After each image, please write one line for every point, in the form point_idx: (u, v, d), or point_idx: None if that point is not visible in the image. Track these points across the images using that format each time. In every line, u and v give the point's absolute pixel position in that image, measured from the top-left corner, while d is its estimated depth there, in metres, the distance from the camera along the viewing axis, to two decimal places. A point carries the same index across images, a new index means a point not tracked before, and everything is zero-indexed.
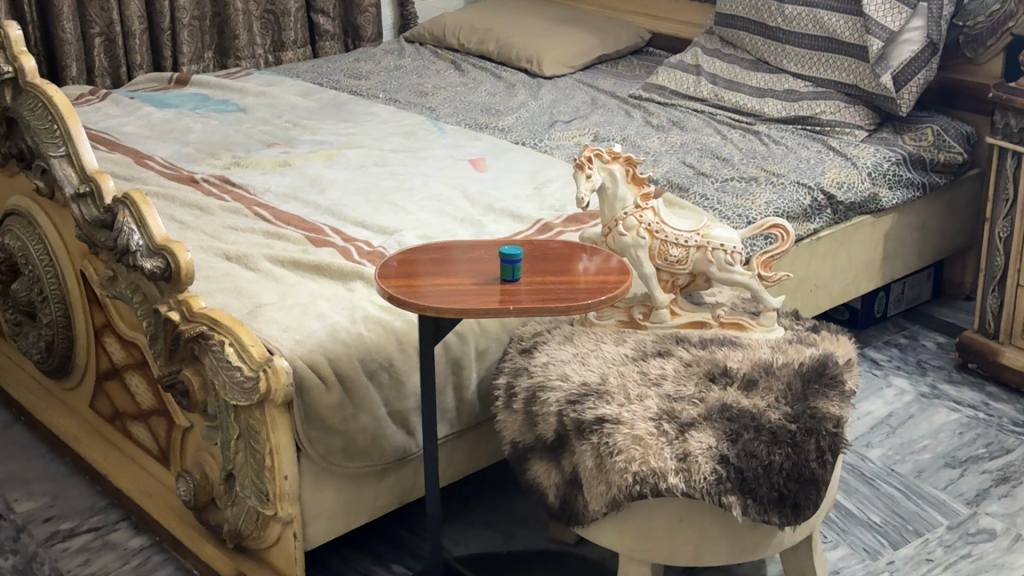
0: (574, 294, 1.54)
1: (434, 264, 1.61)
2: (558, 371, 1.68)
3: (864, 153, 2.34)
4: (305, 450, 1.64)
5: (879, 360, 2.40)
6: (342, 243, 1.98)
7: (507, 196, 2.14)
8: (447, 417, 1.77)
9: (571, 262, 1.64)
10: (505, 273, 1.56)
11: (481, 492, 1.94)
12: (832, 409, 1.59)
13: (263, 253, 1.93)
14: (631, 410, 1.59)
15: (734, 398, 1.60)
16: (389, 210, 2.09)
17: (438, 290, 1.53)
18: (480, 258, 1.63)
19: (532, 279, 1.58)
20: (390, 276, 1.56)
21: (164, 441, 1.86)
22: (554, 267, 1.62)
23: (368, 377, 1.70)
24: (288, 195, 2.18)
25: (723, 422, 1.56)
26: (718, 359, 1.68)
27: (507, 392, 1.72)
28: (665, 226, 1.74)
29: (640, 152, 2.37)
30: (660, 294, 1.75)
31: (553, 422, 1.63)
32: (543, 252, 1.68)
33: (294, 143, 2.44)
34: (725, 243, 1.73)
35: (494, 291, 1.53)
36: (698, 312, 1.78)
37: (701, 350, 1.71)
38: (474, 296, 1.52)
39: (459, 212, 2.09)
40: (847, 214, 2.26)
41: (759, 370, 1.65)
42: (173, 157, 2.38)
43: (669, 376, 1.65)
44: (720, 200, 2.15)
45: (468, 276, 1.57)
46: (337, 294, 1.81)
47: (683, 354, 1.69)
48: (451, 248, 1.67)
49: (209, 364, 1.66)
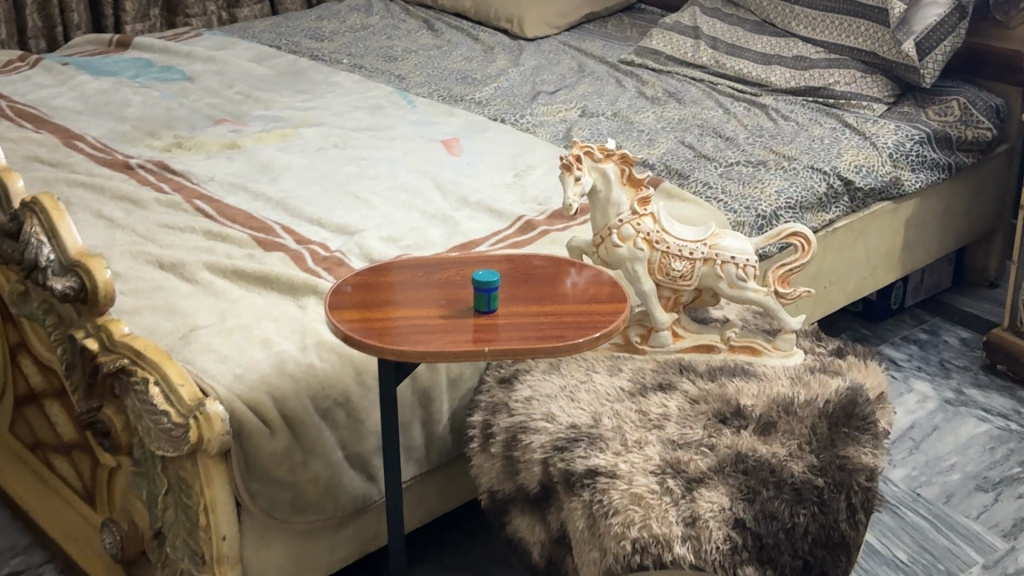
0: (563, 326, 1.29)
1: (395, 288, 1.36)
2: (543, 410, 1.44)
3: (884, 130, 2.08)
4: (246, 505, 1.40)
5: (897, 359, 2.16)
6: (294, 245, 1.73)
7: (484, 186, 1.89)
8: (414, 457, 1.53)
9: (559, 280, 1.39)
10: (479, 302, 1.31)
11: (454, 525, 1.70)
12: (865, 458, 1.36)
13: (203, 261, 1.68)
14: (630, 462, 1.35)
15: (749, 444, 1.37)
16: (350, 203, 1.84)
17: (398, 325, 1.28)
18: (450, 280, 1.38)
19: (513, 307, 1.33)
20: (342, 306, 1.31)
21: (89, 479, 1.62)
22: (540, 288, 1.37)
23: (321, 416, 1.46)
24: (235, 184, 1.92)
25: (737, 477, 1.32)
26: (729, 394, 1.44)
27: (482, 432, 1.47)
28: (666, 236, 1.49)
29: (633, 129, 2.12)
30: (661, 315, 1.50)
31: (537, 471, 1.40)
32: (525, 267, 1.43)
33: (245, 120, 2.18)
34: (737, 256, 1.48)
35: (467, 325, 1.29)
36: (705, 335, 1.53)
37: (709, 382, 1.46)
38: (442, 334, 1.27)
39: (428, 204, 1.83)
40: (866, 201, 2.01)
41: (777, 409, 1.41)
42: (108, 137, 2.11)
43: (672, 417, 1.41)
44: (725, 188, 1.90)
45: (436, 304, 1.33)
46: (286, 313, 1.56)
47: (688, 389, 1.45)
48: (416, 265, 1.41)
49: (132, 405, 1.42)
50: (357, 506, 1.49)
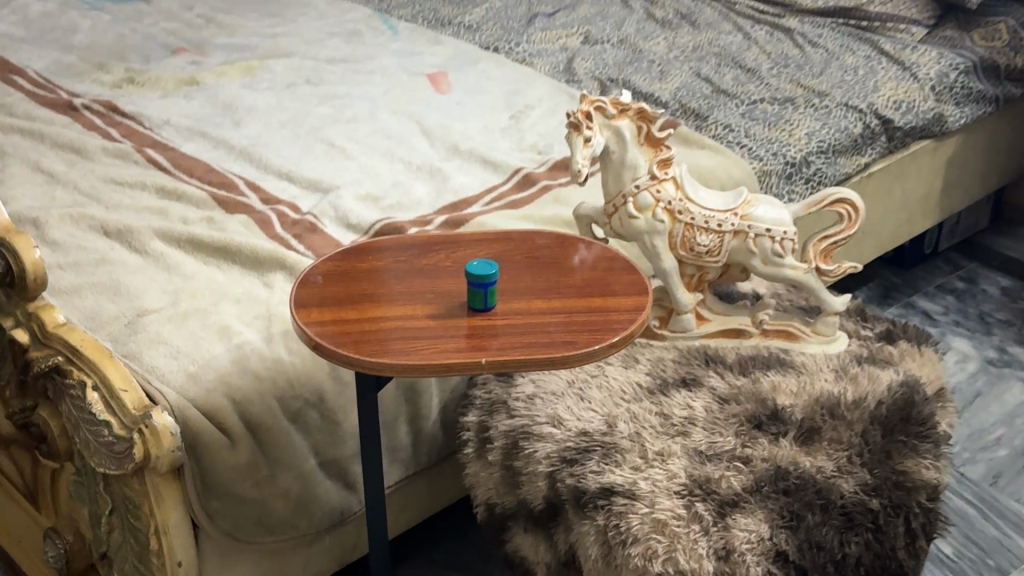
0: (573, 327, 1.08)
1: (374, 278, 1.15)
2: (548, 412, 1.24)
3: (924, 59, 1.85)
4: (204, 526, 1.21)
5: (933, 313, 1.96)
6: (260, 206, 1.51)
7: (475, 131, 1.67)
8: (399, 459, 1.33)
9: (567, 264, 1.18)
10: (473, 299, 1.10)
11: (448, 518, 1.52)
12: (926, 473, 1.16)
13: (154, 226, 1.46)
14: (651, 480, 1.15)
15: (790, 456, 1.17)
16: (324, 153, 1.62)
17: (378, 330, 1.07)
18: (438, 267, 1.17)
19: (513, 302, 1.12)
20: (312, 305, 1.11)
21: (30, 479, 1.42)
22: (545, 275, 1.16)
23: (291, 420, 1.26)
24: (193, 129, 1.69)
25: (778, 500, 1.12)
26: (764, 392, 1.24)
27: (478, 436, 1.27)
28: (691, 205, 1.28)
29: (641, 60, 1.88)
30: (683, 296, 1.29)
31: (542, 486, 1.20)
32: (526, 246, 1.21)
33: (207, 50, 1.95)
34: (773, 229, 1.27)
35: (460, 328, 1.08)
36: (733, 317, 1.32)
37: (739, 377, 1.26)
38: (430, 341, 1.06)
39: (413, 154, 1.61)
40: (905, 140, 1.78)
41: (820, 412, 1.21)
42: (49, 70, 1.87)
43: (699, 421, 1.21)
44: (748, 130, 1.68)
45: (422, 300, 1.12)
46: (250, 293, 1.35)
47: (716, 386, 1.25)
48: (398, 247, 1.20)
49: (68, 412, 1.22)
50: (334, 519, 1.29)
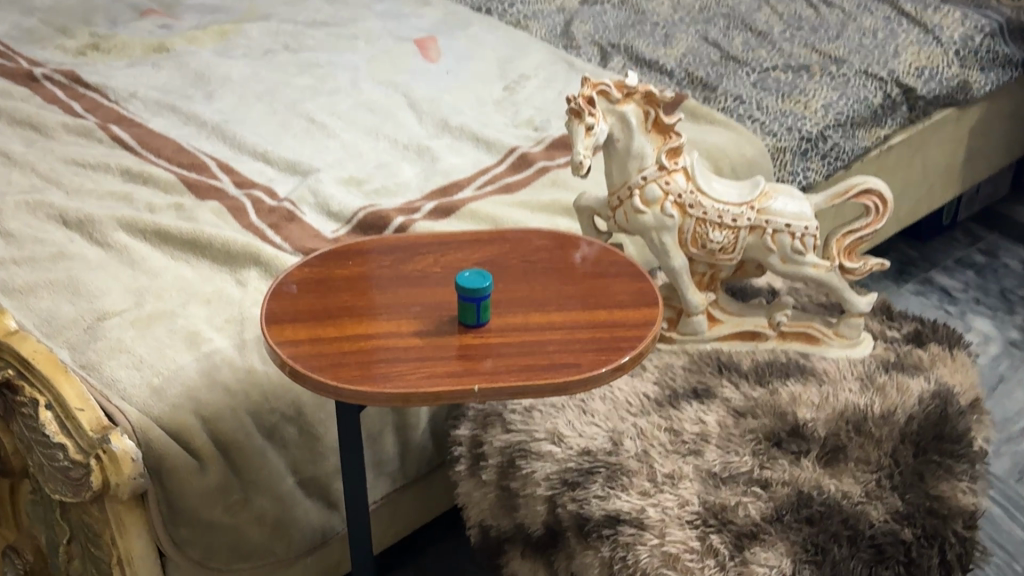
0: (575, 347, 0.97)
1: (355, 287, 1.04)
2: (547, 427, 1.13)
3: (948, 22, 1.73)
4: (172, 555, 1.11)
5: (952, 290, 1.85)
6: (234, 190, 1.39)
7: (467, 105, 1.55)
8: (385, 472, 1.22)
9: (567, 269, 1.07)
10: (465, 315, 0.99)
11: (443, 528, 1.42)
12: (962, 499, 1.06)
13: (118, 214, 1.35)
14: (661, 507, 1.04)
15: (813, 479, 1.06)
16: (304, 130, 1.50)
17: (359, 352, 0.96)
18: (425, 274, 1.05)
19: (509, 316, 1.01)
20: (286, 322, 0.99)
21: None
22: (544, 284, 1.05)
23: (266, 436, 1.15)
24: (162, 102, 1.58)
25: (801, 530, 1.02)
26: (783, 405, 1.13)
27: (470, 451, 1.17)
28: (703, 198, 1.16)
29: (645, 22, 1.79)
30: (695, 297, 1.18)
31: (541, 511, 1.10)
32: (522, 248, 1.10)
33: (181, 15, 1.84)
34: (792, 224, 1.16)
35: (450, 348, 0.97)
36: (749, 318, 1.21)
37: (756, 388, 1.15)
38: (417, 364, 0.95)
39: (401, 131, 1.50)
40: (928, 110, 1.66)
41: (845, 428, 1.10)
42: (9, 35, 1.74)
43: (712, 438, 1.11)
44: (761, 102, 1.57)
45: (408, 314, 1.00)
46: (221, 292, 1.24)
47: (731, 397, 1.14)
48: (381, 250, 1.09)
49: (20, 431, 1.11)
50: (315, 541, 1.19)
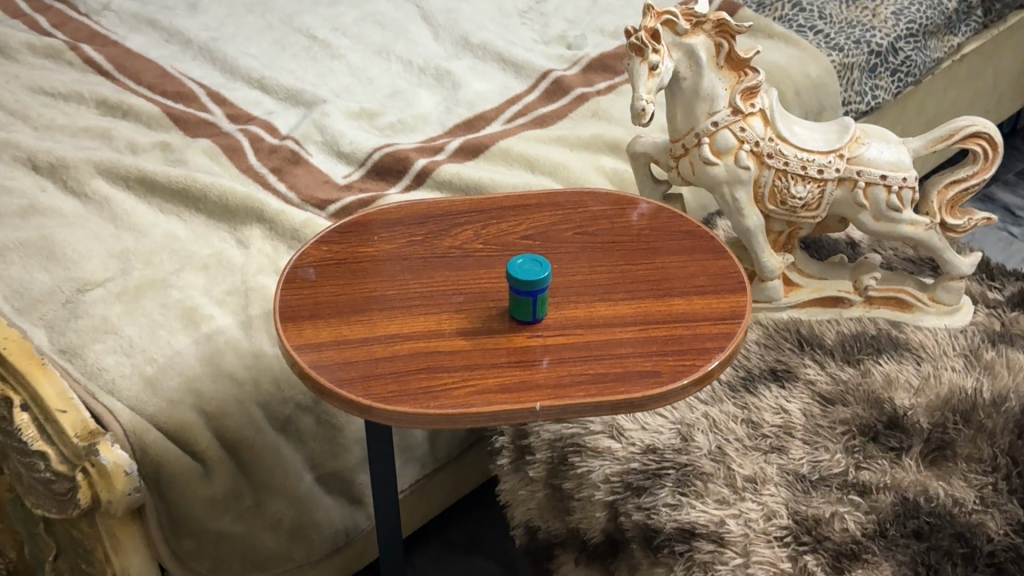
0: (649, 348, 0.81)
1: (382, 272, 0.87)
2: (603, 418, 0.98)
3: None
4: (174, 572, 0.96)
5: (1015, 207, 1.69)
6: (229, 126, 1.22)
7: (488, 17, 1.40)
8: (415, 459, 1.07)
9: (630, 241, 0.90)
10: (518, 309, 0.83)
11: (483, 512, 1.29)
12: None
13: (95, 156, 1.16)
14: (744, 519, 0.90)
15: (919, 482, 0.92)
16: (306, 50, 1.33)
17: (391, 360, 0.80)
18: (464, 253, 0.89)
19: (568, 307, 0.84)
20: (302, 321, 0.83)
21: None
22: (606, 262, 0.88)
23: (279, 429, 0.99)
24: (142, 19, 1.39)
25: (908, 548, 0.86)
26: (877, 390, 0.98)
27: (514, 443, 1.02)
28: (784, 146, 0.99)
29: None
30: (771, 261, 1.02)
31: (601, 518, 0.95)
32: (575, 215, 0.93)
33: None
34: (890, 175, 0.99)
35: (501, 353, 0.81)
36: (831, 282, 1.05)
37: (844, 369, 1.00)
38: (462, 375, 0.79)
39: (418, 50, 1.33)
40: (1003, 13, 1.48)
41: (952, 419, 0.96)
42: None
43: (797, 431, 0.96)
44: (823, 9, 1.38)
45: (447, 308, 0.84)
46: (220, 255, 1.07)
47: (816, 380, 0.99)
48: (411, 220, 0.92)
49: None
50: (335, 543, 1.05)
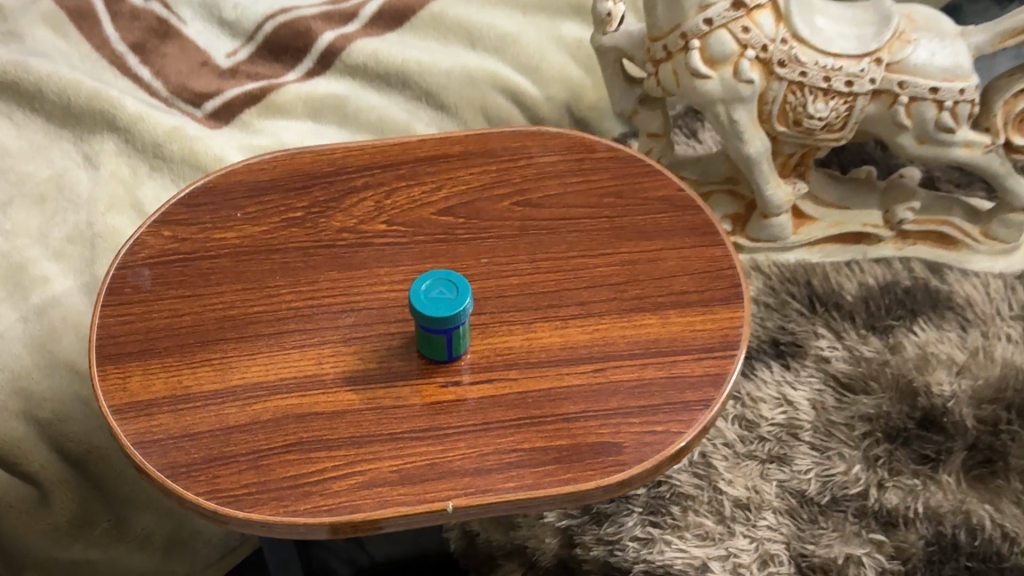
0: (606, 405, 0.58)
1: (243, 274, 0.63)
2: None
3: None
4: None
5: None
6: None
7: None
8: None
9: (587, 215, 0.66)
10: (429, 346, 0.59)
11: None
12: None
13: None
14: (733, 565, 0.69)
15: (960, 509, 0.71)
16: None
17: (246, 430, 0.57)
18: (358, 241, 0.64)
19: (497, 333, 0.61)
20: (127, 362, 0.60)
21: None
22: (551, 253, 0.64)
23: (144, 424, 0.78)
24: None
25: None
26: (909, 373, 0.76)
27: None
28: (801, 49, 0.72)
29: None
30: (778, 194, 0.78)
31: (552, 544, 0.74)
32: (513, 172, 0.68)
33: None
34: (941, 89, 0.73)
35: (400, 415, 0.58)
36: (854, 214, 0.81)
37: (865, 344, 0.78)
38: (343, 453, 0.57)
39: None
40: None
41: (1005, 418, 0.75)
42: None
43: (805, 431, 0.74)
44: None
45: (330, 337, 0.61)
46: (62, 179, 0.82)
47: (829, 357, 0.77)
48: (289, 183, 0.67)
49: None
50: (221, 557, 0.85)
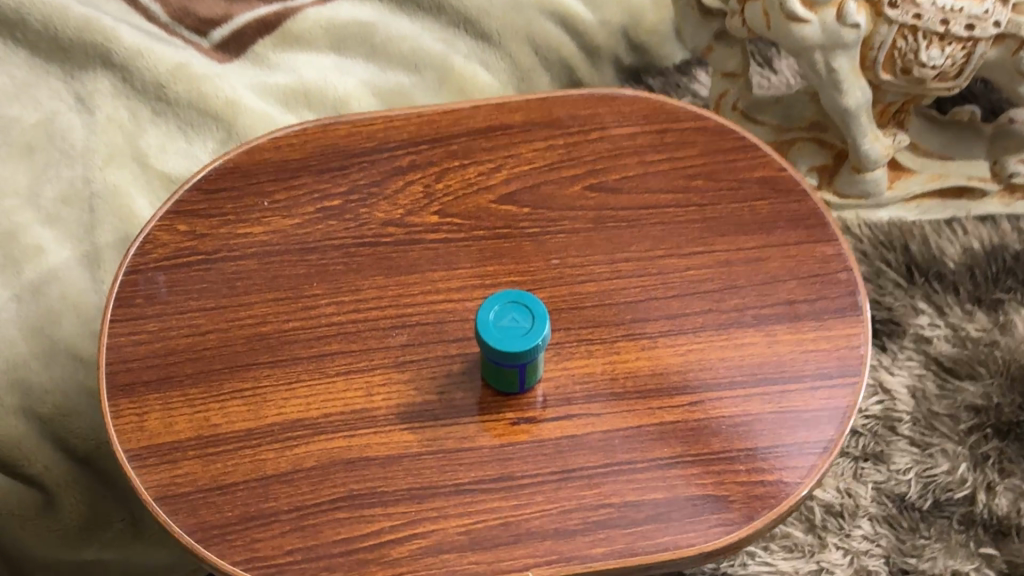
0: (707, 449, 0.50)
1: (276, 281, 0.54)
2: None
3: None
4: None
5: None
6: None
7: None
8: None
9: (676, 202, 0.56)
10: (498, 378, 0.50)
11: None
12: None
13: None
14: None
15: None
16: None
17: (288, 481, 0.48)
18: (407, 239, 0.55)
19: (574, 355, 0.52)
20: (144, 394, 0.51)
21: None
22: (634, 252, 0.55)
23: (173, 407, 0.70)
24: None
25: None
26: (1015, 352, 0.72)
27: None
28: None
29: None
30: (875, 149, 0.68)
31: None
32: (583, 147, 0.58)
33: None
34: None
35: (467, 460, 0.49)
36: (960, 166, 0.73)
37: (971, 321, 0.73)
38: (402, 511, 0.48)
39: None
40: None
41: None
42: None
43: (906, 419, 0.70)
44: None
45: (381, 361, 0.52)
46: (50, 124, 0.69)
47: (927, 332, 0.73)
48: (322, 162, 0.57)
49: None
50: None
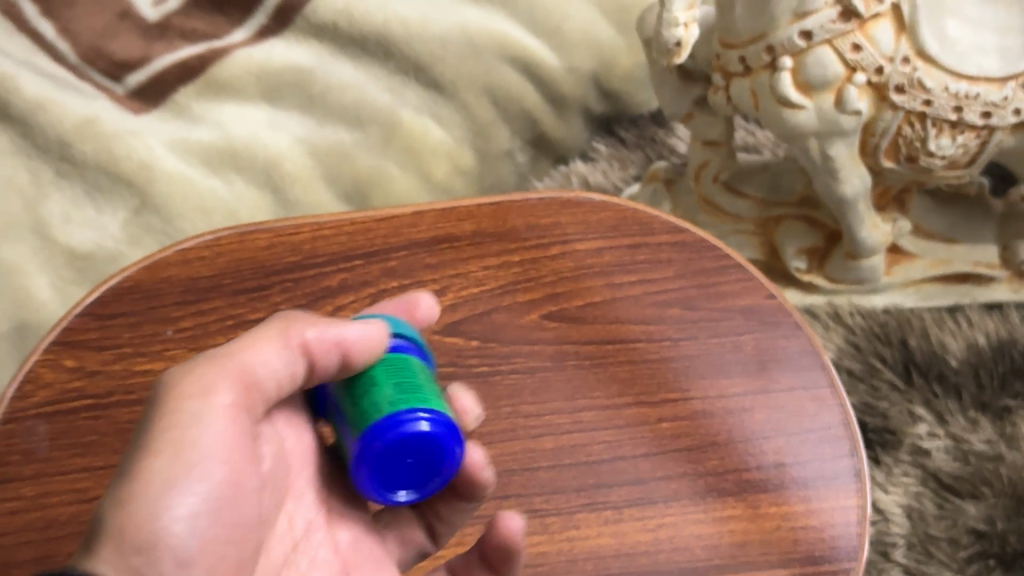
0: None
1: None
2: None
3: None
4: None
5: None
6: None
7: None
8: None
9: (646, 337, 0.49)
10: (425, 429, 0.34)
11: None
12: None
13: None
14: None
15: None
16: None
17: None
18: None
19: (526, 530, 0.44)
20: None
21: None
22: (597, 399, 0.47)
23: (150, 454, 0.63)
24: None
25: None
26: None
27: None
28: (928, 74, 0.53)
29: None
30: (873, 236, 0.61)
31: None
32: (541, 264, 0.50)
33: None
34: None
35: None
36: (960, 253, 0.66)
37: (974, 433, 0.64)
38: None
39: None
40: None
41: None
42: None
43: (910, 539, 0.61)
44: None
45: None
46: None
47: (936, 460, 0.63)
48: (237, 281, 0.49)
49: None
50: None
